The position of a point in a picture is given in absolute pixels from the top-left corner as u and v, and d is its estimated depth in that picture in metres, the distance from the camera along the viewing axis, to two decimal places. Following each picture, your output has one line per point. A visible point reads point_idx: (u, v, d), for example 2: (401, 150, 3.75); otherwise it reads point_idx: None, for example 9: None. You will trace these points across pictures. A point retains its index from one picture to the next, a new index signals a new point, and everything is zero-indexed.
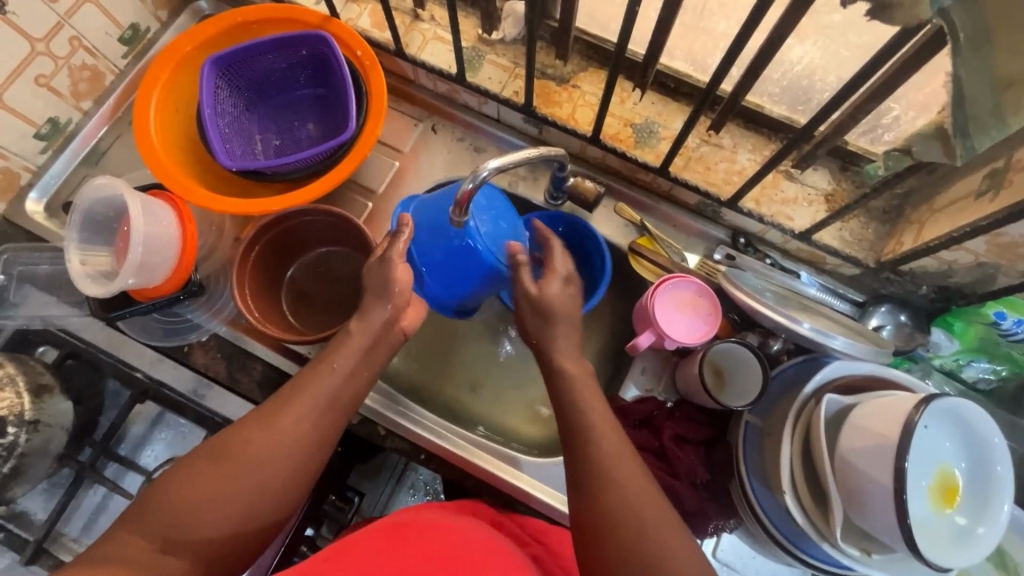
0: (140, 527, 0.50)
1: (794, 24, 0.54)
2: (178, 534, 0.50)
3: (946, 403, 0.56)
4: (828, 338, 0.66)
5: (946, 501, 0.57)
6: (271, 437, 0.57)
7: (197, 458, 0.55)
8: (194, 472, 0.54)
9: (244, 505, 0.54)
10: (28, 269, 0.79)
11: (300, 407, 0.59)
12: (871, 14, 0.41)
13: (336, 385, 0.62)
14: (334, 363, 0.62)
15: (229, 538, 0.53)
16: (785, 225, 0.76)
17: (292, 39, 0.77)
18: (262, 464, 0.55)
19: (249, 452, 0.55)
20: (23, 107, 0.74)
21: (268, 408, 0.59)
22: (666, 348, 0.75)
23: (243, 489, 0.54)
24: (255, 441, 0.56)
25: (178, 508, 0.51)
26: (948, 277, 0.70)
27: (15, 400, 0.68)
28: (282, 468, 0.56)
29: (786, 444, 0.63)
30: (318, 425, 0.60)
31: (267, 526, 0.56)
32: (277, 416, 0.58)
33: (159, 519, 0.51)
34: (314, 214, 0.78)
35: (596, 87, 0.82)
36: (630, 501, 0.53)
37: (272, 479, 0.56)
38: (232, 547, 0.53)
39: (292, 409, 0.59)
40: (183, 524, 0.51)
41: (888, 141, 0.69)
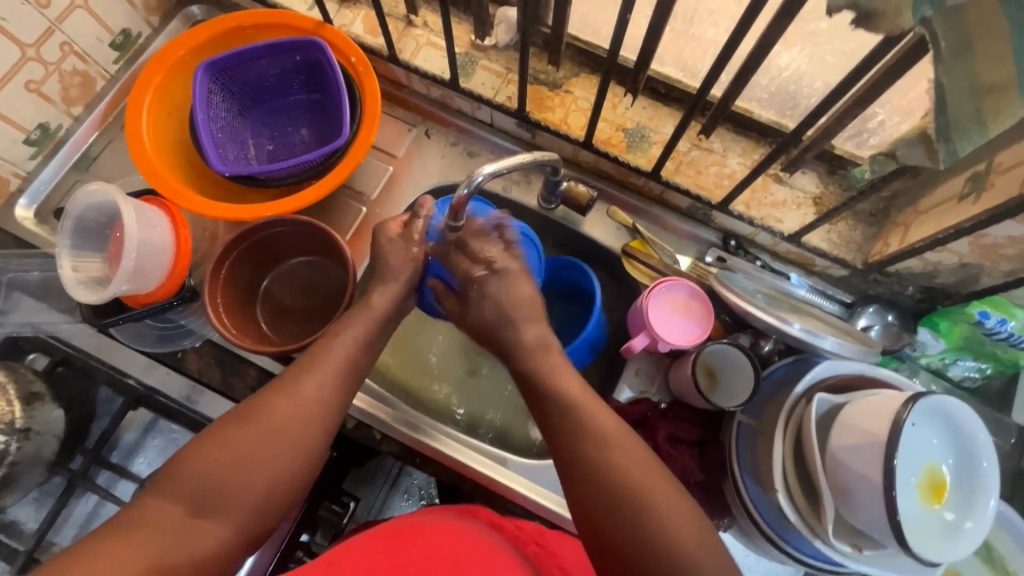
0: (169, 494, 0.52)
1: (781, 31, 0.55)
2: (208, 499, 0.52)
3: (933, 401, 0.57)
4: (818, 338, 0.68)
5: (934, 497, 0.58)
6: (292, 405, 0.58)
7: (220, 427, 0.56)
8: (218, 439, 0.55)
9: (271, 470, 0.55)
10: (18, 275, 0.78)
11: (319, 376, 0.60)
12: (856, 22, 0.42)
13: (350, 355, 0.63)
14: (347, 334, 0.64)
15: (257, 502, 0.54)
16: (775, 227, 0.78)
17: (285, 45, 0.77)
18: (284, 430, 0.57)
19: (272, 419, 0.57)
20: (13, 113, 0.74)
21: (285, 378, 0.60)
22: (659, 350, 0.76)
23: (267, 455, 0.55)
24: (276, 409, 0.57)
25: (205, 474, 0.53)
26: (934, 278, 0.71)
27: (6, 408, 0.67)
28: (304, 434, 0.57)
29: (778, 444, 0.64)
30: (336, 393, 0.61)
31: (295, 491, 0.57)
32: (295, 386, 0.59)
33: (187, 486, 0.52)
34: (291, 225, 0.76)
35: (588, 93, 0.83)
36: (626, 479, 0.54)
37: (295, 445, 0.57)
38: (263, 511, 0.54)
39: (310, 379, 0.60)
40: (211, 489, 0.53)
41: (874, 146, 0.71)
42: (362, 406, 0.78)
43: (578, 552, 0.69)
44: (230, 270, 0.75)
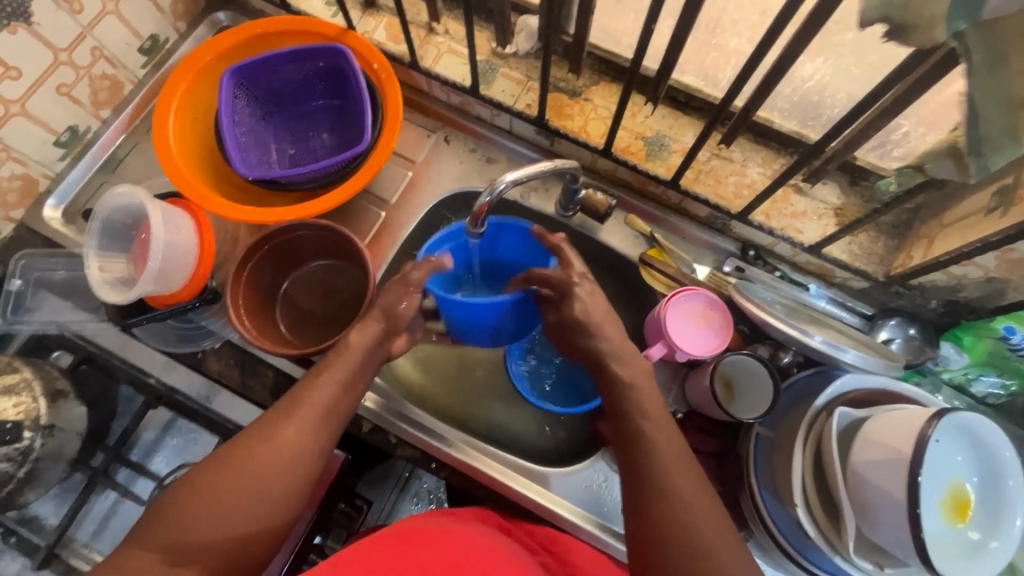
0: (146, 542, 0.51)
1: (806, 41, 0.55)
2: (183, 546, 0.51)
3: (958, 418, 0.56)
4: (839, 351, 0.67)
5: (958, 515, 0.57)
6: (266, 451, 0.56)
7: (197, 475, 0.55)
8: (195, 486, 0.54)
9: (246, 518, 0.54)
10: (44, 274, 0.80)
11: (295, 422, 0.58)
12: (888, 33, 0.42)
13: (331, 397, 0.61)
14: (330, 376, 0.62)
15: (231, 550, 0.53)
16: (795, 238, 0.77)
17: (309, 52, 0.78)
18: (262, 478, 0.55)
19: (248, 466, 0.55)
20: (44, 115, 0.76)
21: (263, 421, 0.59)
22: (676, 359, 0.75)
23: (243, 503, 0.54)
24: (253, 455, 0.56)
25: (183, 524, 0.52)
26: (958, 291, 0.70)
27: (32, 404, 0.68)
28: (285, 481, 0.56)
29: (797, 457, 0.64)
30: (315, 433, 0.59)
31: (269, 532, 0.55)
32: (271, 430, 0.57)
33: (166, 533, 0.52)
34: (313, 228, 0.77)
35: (608, 101, 0.83)
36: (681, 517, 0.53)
37: (269, 488, 0.55)
38: (235, 555, 0.53)
39: (286, 424, 0.58)
40: (187, 537, 0.52)
41: (898, 157, 0.70)
42: (377, 409, 0.78)
43: (591, 556, 0.69)
44: (247, 274, 0.75)
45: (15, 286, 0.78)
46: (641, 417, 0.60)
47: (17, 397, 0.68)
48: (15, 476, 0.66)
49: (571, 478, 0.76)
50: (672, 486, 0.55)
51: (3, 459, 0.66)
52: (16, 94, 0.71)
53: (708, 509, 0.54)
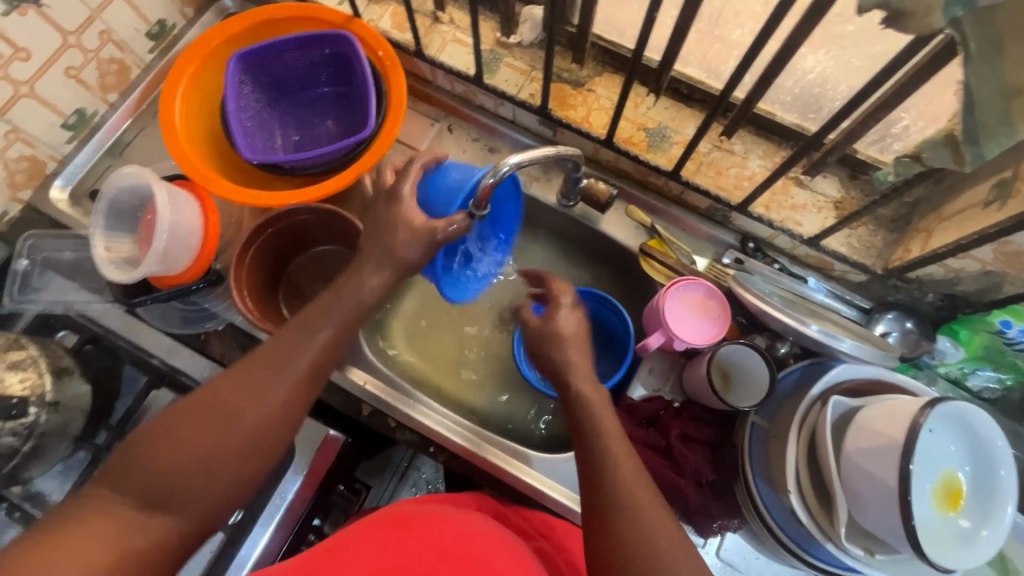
0: (119, 488, 0.47)
1: (808, 31, 0.55)
2: (165, 496, 0.47)
3: (950, 407, 0.57)
4: (835, 340, 0.66)
5: (950, 504, 0.57)
6: (260, 408, 0.52)
7: (174, 417, 0.50)
8: (177, 434, 0.49)
9: (230, 474, 0.50)
10: (51, 255, 0.81)
11: (288, 376, 0.55)
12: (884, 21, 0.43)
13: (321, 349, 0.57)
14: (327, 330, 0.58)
15: (216, 505, 0.50)
16: (794, 230, 0.78)
17: (316, 38, 0.79)
18: (252, 434, 0.51)
19: (238, 421, 0.51)
20: (52, 97, 0.77)
21: (250, 368, 0.54)
22: (674, 348, 0.76)
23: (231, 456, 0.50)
24: (244, 407, 0.52)
25: (158, 470, 0.47)
26: (955, 285, 0.71)
27: (37, 381, 0.69)
28: (269, 432, 0.53)
29: (792, 446, 0.64)
30: (304, 385, 0.56)
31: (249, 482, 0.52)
32: (262, 384, 0.53)
33: (137, 479, 0.47)
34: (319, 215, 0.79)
35: (611, 92, 0.83)
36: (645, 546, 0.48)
37: (254, 436, 0.52)
38: (213, 506, 0.50)
39: (279, 379, 0.54)
40: (170, 486, 0.47)
41: (897, 150, 0.70)
42: (377, 392, 0.79)
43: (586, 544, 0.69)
44: (254, 258, 0.76)
45: (21, 266, 0.78)
46: (601, 432, 0.56)
47: (24, 372, 0.69)
48: (20, 450, 0.67)
49: (568, 464, 0.77)
50: (627, 500, 0.51)
51: (9, 434, 0.67)
52: (25, 75, 0.71)
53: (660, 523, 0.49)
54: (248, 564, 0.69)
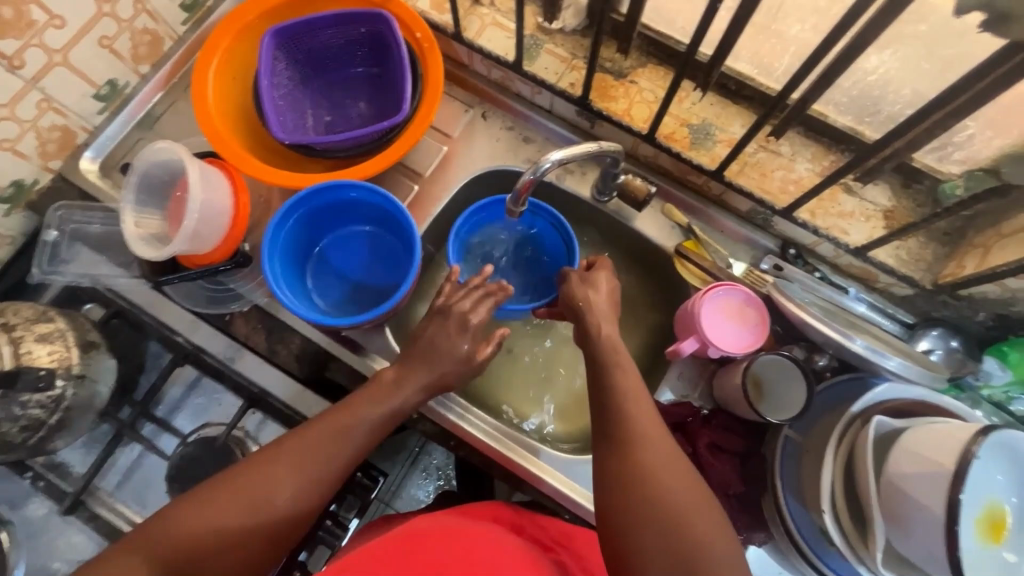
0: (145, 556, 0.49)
1: (881, 31, 0.52)
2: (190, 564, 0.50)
3: (1003, 435, 0.54)
4: (881, 357, 0.64)
5: (993, 535, 0.55)
6: (295, 498, 0.56)
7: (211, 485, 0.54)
8: (219, 515, 0.52)
9: (253, 557, 0.53)
10: (81, 227, 0.80)
11: (330, 469, 0.58)
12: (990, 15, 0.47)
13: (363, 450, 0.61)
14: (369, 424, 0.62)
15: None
16: (840, 238, 0.74)
17: (352, 17, 0.77)
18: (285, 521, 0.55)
19: (274, 505, 0.54)
20: (85, 67, 0.75)
21: (300, 456, 0.57)
22: (708, 355, 0.74)
23: (258, 542, 0.53)
24: (281, 495, 0.55)
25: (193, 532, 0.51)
26: (1010, 306, 0.67)
27: (65, 353, 0.69)
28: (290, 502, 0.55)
29: (828, 465, 0.62)
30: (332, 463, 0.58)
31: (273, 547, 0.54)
32: (309, 473, 0.57)
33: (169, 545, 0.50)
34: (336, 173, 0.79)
35: (654, 85, 0.80)
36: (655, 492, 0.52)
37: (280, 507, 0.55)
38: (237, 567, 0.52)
39: (322, 470, 0.58)
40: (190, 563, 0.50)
41: (958, 160, 0.66)
42: None
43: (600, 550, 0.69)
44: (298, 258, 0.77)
45: (51, 237, 0.78)
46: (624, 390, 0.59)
47: (51, 345, 0.68)
48: (46, 422, 0.68)
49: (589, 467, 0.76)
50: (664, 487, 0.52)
51: (36, 406, 0.67)
52: (59, 43, 0.70)
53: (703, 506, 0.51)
54: None
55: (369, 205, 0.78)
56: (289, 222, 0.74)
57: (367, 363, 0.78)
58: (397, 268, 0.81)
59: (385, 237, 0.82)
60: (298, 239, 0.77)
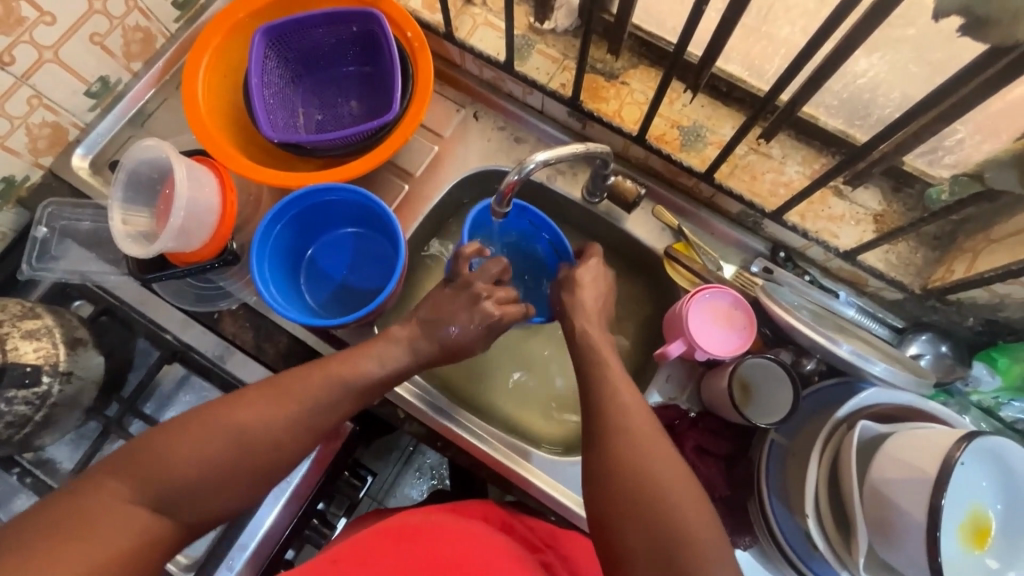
0: (132, 477, 0.50)
1: (867, 34, 0.52)
2: (172, 499, 0.52)
3: (988, 441, 0.54)
4: (867, 362, 0.63)
5: (976, 542, 0.55)
6: (285, 433, 0.58)
7: (199, 421, 0.55)
8: (210, 441, 0.54)
9: (239, 485, 0.55)
10: (70, 224, 0.81)
11: (320, 412, 0.60)
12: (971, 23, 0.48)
13: (355, 399, 0.63)
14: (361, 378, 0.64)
15: (213, 509, 0.55)
16: (830, 242, 0.74)
17: (343, 15, 0.77)
18: (271, 452, 0.57)
19: (263, 437, 0.57)
20: (76, 64, 0.75)
21: (292, 395, 0.59)
22: (695, 358, 0.74)
23: (245, 470, 0.55)
24: (273, 427, 0.57)
25: (177, 465, 0.52)
26: (998, 311, 0.67)
27: (52, 350, 0.69)
28: (274, 444, 0.57)
29: (812, 470, 0.62)
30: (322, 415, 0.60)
31: (251, 488, 0.57)
32: (297, 411, 0.59)
33: (148, 474, 0.51)
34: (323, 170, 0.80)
35: (646, 86, 0.80)
36: (653, 485, 0.53)
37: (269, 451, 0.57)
38: (217, 504, 0.55)
39: (313, 412, 0.60)
40: (177, 486, 0.52)
41: (949, 164, 0.67)
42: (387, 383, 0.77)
43: (591, 553, 0.68)
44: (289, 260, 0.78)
45: (41, 234, 0.79)
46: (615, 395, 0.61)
47: (37, 341, 0.68)
48: (32, 419, 0.68)
49: (576, 469, 0.75)
50: (661, 494, 0.52)
51: (21, 402, 0.67)
52: (50, 40, 0.70)
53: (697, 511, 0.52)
54: (248, 548, 0.68)
55: (351, 206, 0.78)
56: (277, 227, 0.74)
57: None
58: (386, 269, 0.81)
59: (371, 236, 0.82)
60: (286, 243, 0.77)
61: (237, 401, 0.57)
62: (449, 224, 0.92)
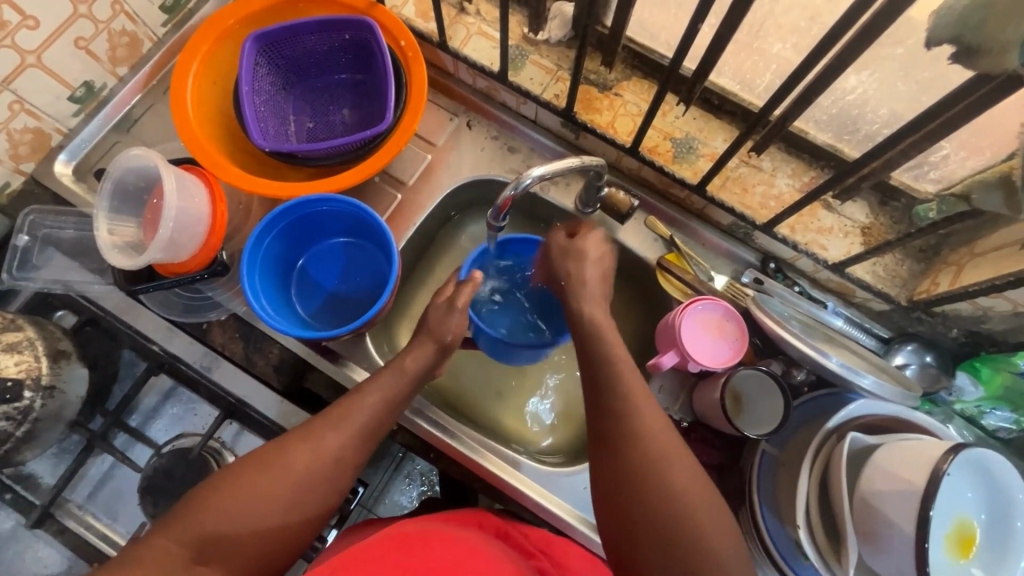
0: (174, 535, 0.50)
1: (857, 54, 0.53)
2: (212, 547, 0.50)
3: (972, 453, 0.55)
4: (857, 375, 0.65)
5: (961, 551, 0.56)
6: (311, 459, 0.56)
7: (242, 466, 0.55)
8: (237, 486, 0.53)
9: (277, 516, 0.54)
10: (52, 232, 0.78)
11: (342, 431, 0.59)
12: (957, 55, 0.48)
13: (377, 411, 0.62)
14: (373, 391, 0.63)
15: (259, 553, 0.53)
16: (819, 254, 0.75)
17: (336, 23, 0.76)
18: (302, 480, 0.56)
19: (289, 468, 0.55)
20: (60, 69, 0.73)
21: (313, 424, 0.59)
22: (688, 369, 0.74)
23: (283, 509, 0.54)
24: (297, 456, 0.56)
25: (219, 514, 0.52)
26: (982, 322, 0.69)
27: (34, 363, 0.67)
28: (312, 477, 0.56)
29: (803, 482, 0.63)
30: (359, 446, 0.60)
31: (293, 532, 0.55)
32: (318, 437, 0.58)
33: (192, 527, 0.51)
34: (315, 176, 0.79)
35: (639, 98, 0.81)
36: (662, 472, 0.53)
37: (309, 486, 0.56)
38: (265, 548, 0.53)
39: (332, 432, 0.58)
40: (216, 532, 0.51)
41: (934, 179, 0.68)
42: None
43: (585, 561, 0.67)
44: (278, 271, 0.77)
45: (21, 243, 0.76)
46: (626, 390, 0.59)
47: (19, 355, 0.67)
48: (13, 434, 0.66)
49: (571, 480, 0.76)
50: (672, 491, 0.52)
51: (2, 417, 0.66)
52: (32, 44, 0.68)
53: (707, 506, 0.52)
54: None
55: (342, 216, 0.77)
56: (267, 239, 0.73)
57: (348, 373, 0.78)
58: (376, 280, 0.80)
59: (363, 245, 0.81)
60: (277, 254, 0.76)
61: (279, 443, 0.57)
62: (443, 234, 0.92)
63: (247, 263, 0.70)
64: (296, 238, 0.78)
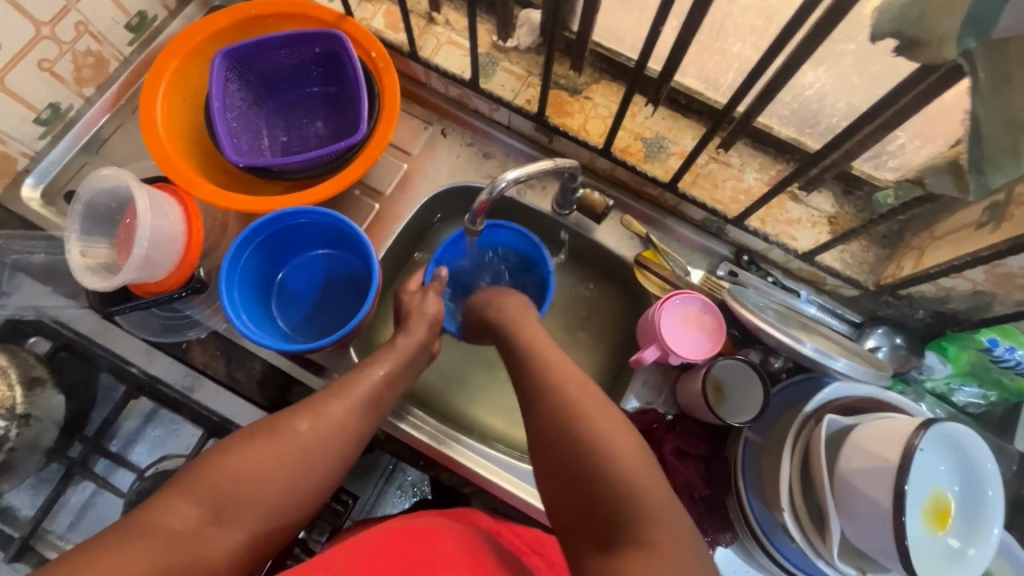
0: (187, 494, 0.51)
1: (811, 51, 0.55)
2: (225, 509, 0.51)
3: (943, 428, 0.57)
4: (830, 359, 0.66)
5: (938, 523, 0.58)
6: (315, 422, 0.58)
7: (250, 434, 0.56)
8: (248, 448, 0.54)
9: (286, 480, 0.55)
10: (21, 257, 0.77)
11: (346, 398, 0.61)
12: (897, 50, 0.48)
13: (378, 385, 0.64)
14: (376, 367, 0.65)
15: (270, 517, 0.54)
16: (789, 244, 0.78)
17: (305, 37, 0.76)
18: (308, 443, 0.57)
19: (295, 433, 0.57)
20: (25, 92, 0.72)
21: (317, 395, 0.61)
22: (669, 362, 0.76)
23: (291, 472, 0.55)
24: (301, 422, 0.57)
25: (231, 478, 0.52)
26: (945, 303, 0.71)
27: (7, 393, 0.66)
28: (319, 441, 0.57)
29: (785, 467, 0.64)
30: (361, 417, 0.61)
31: (302, 496, 0.56)
32: (324, 404, 0.59)
33: (206, 490, 0.51)
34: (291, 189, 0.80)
35: (609, 100, 0.82)
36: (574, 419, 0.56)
37: (315, 451, 0.57)
38: (275, 514, 0.54)
39: (335, 399, 0.60)
40: (230, 493, 0.52)
41: (893, 168, 0.71)
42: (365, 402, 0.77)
43: None
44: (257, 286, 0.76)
45: None
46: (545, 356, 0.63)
47: None
48: None
49: None
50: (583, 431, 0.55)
51: None
52: None
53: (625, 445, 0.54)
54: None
55: (319, 227, 0.77)
56: (244, 255, 0.73)
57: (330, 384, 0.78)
58: (355, 288, 0.80)
59: (342, 254, 0.81)
60: (255, 269, 0.76)
61: (285, 414, 0.59)
62: (422, 241, 0.92)
63: (226, 278, 0.69)
64: (273, 252, 0.77)
